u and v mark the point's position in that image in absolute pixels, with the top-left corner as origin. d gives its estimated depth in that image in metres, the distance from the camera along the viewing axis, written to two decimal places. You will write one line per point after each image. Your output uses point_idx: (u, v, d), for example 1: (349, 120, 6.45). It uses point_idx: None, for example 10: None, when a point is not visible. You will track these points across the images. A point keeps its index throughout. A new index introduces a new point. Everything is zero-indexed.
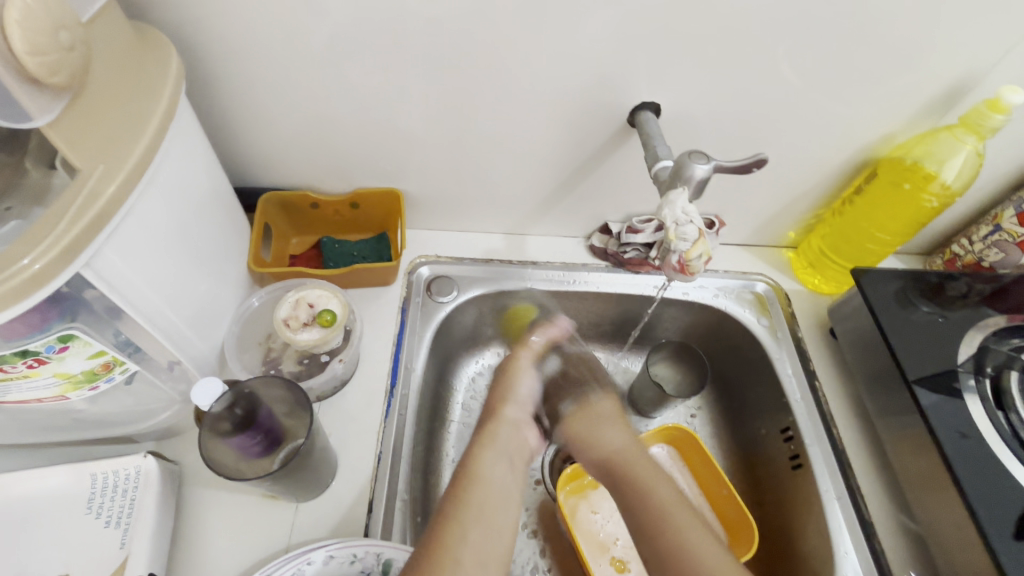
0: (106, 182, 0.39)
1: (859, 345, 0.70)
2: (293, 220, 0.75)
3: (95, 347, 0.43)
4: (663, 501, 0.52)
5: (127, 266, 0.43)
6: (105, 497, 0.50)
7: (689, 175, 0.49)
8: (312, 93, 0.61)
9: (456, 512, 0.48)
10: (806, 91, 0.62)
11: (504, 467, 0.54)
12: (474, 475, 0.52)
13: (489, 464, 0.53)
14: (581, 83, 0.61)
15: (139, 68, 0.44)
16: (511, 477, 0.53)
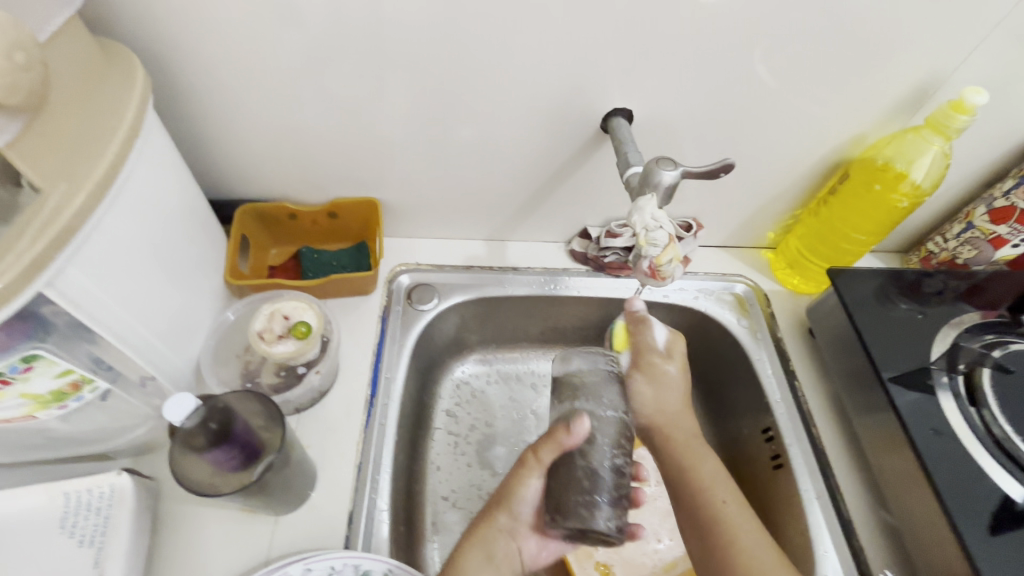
0: (68, 201, 0.39)
1: (835, 345, 0.71)
2: (271, 232, 0.75)
3: (62, 365, 0.43)
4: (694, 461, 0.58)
5: (94, 283, 0.43)
6: (78, 516, 0.50)
7: (657, 181, 0.49)
8: (285, 105, 0.61)
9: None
10: (777, 93, 0.63)
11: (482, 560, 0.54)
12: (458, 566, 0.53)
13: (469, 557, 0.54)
14: (553, 90, 0.62)
15: (102, 85, 0.44)
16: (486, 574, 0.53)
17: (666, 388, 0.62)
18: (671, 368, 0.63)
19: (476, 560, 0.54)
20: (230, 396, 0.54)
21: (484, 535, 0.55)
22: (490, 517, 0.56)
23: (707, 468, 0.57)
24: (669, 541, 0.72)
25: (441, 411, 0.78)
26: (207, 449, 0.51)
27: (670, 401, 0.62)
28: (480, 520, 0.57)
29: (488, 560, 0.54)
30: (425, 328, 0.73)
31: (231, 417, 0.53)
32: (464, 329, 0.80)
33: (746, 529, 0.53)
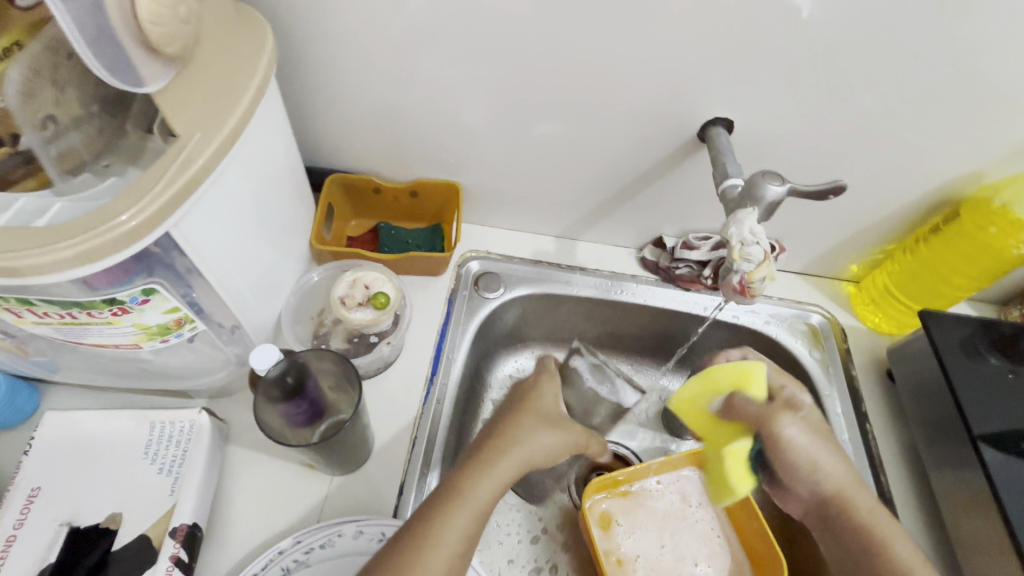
0: (200, 148, 0.41)
1: (917, 391, 0.67)
2: (354, 204, 0.77)
3: (172, 302, 0.45)
4: (888, 538, 0.52)
5: (205, 229, 0.46)
6: (160, 445, 0.53)
7: (761, 194, 0.48)
8: (387, 80, 0.63)
9: (447, 515, 0.45)
10: (894, 118, 0.59)
11: (493, 488, 0.48)
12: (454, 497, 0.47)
13: (482, 482, 0.48)
14: (652, 92, 0.60)
15: (238, 42, 0.46)
16: (495, 497, 0.48)
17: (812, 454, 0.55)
18: (793, 432, 0.56)
19: (487, 486, 0.48)
20: (316, 360, 0.55)
21: (502, 464, 0.49)
22: (513, 452, 0.50)
23: (902, 545, 0.52)
24: (706, 565, 0.72)
25: (490, 400, 0.79)
26: (282, 401, 0.53)
27: (832, 465, 0.56)
28: (481, 453, 0.50)
29: (490, 479, 0.48)
30: (489, 315, 0.74)
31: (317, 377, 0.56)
32: (524, 322, 0.80)
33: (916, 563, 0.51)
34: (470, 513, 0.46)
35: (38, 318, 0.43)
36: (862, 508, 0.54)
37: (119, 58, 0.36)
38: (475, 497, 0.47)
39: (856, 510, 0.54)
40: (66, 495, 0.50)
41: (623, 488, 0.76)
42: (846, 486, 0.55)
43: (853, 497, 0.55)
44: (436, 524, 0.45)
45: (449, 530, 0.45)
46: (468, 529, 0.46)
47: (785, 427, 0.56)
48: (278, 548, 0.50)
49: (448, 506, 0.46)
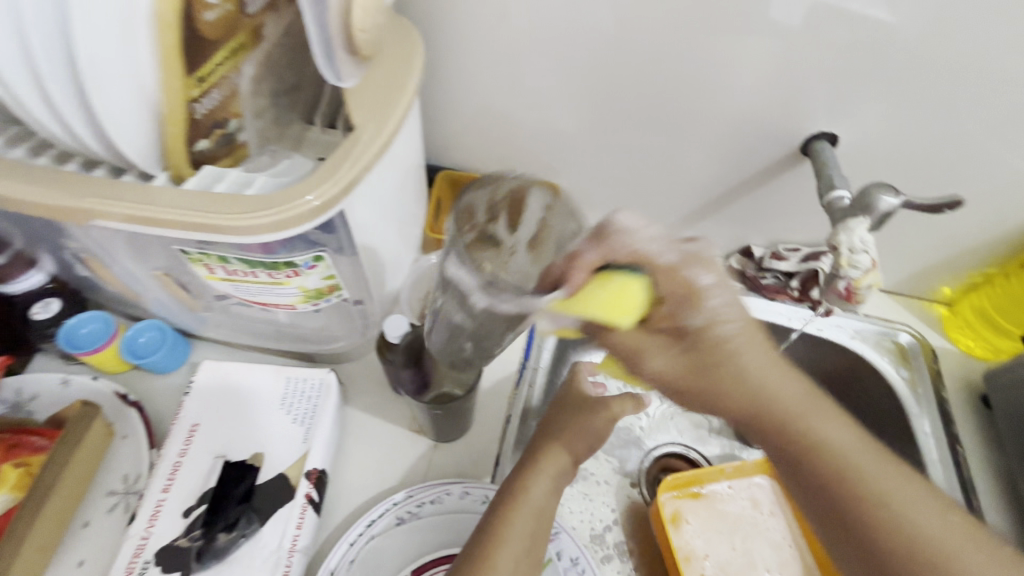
0: (371, 139, 0.48)
1: (1017, 418, 0.65)
2: (457, 199, 0.83)
3: (331, 270, 0.52)
4: (880, 481, 0.39)
5: (366, 210, 0.52)
6: (295, 397, 0.60)
7: (874, 205, 0.49)
8: (507, 87, 0.68)
9: (510, 515, 0.50)
10: (1009, 139, 0.60)
11: (546, 488, 0.53)
12: (516, 498, 0.52)
13: (536, 485, 0.53)
14: (759, 106, 0.63)
15: (400, 49, 0.53)
16: (550, 499, 0.53)
17: (732, 326, 0.41)
18: (713, 300, 0.41)
19: (541, 488, 0.53)
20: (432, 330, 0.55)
21: (549, 468, 0.55)
22: (558, 453, 0.56)
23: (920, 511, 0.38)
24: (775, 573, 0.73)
25: None
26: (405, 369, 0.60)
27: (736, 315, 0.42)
28: (534, 452, 0.56)
29: (548, 482, 0.54)
30: None
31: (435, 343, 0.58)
32: None
33: None
34: (534, 509, 0.52)
35: (226, 274, 0.51)
36: (829, 442, 0.40)
37: (331, 59, 0.43)
38: (535, 497, 0.52)
39: (828, 447, 0.40)
40: (219, 431, 0.58)
41: (693, 489, 0.77)
42: (808, 411, 0.41)
43: (809, 415, 0.41)
44: (501, 525, 0.50)
45: (518, 529, 0.50)
46: (531, 528, 0.50)
47: (709, 301, 0.41)
48: (393, 499, 0.55)
49: (512, 509, 0.51)
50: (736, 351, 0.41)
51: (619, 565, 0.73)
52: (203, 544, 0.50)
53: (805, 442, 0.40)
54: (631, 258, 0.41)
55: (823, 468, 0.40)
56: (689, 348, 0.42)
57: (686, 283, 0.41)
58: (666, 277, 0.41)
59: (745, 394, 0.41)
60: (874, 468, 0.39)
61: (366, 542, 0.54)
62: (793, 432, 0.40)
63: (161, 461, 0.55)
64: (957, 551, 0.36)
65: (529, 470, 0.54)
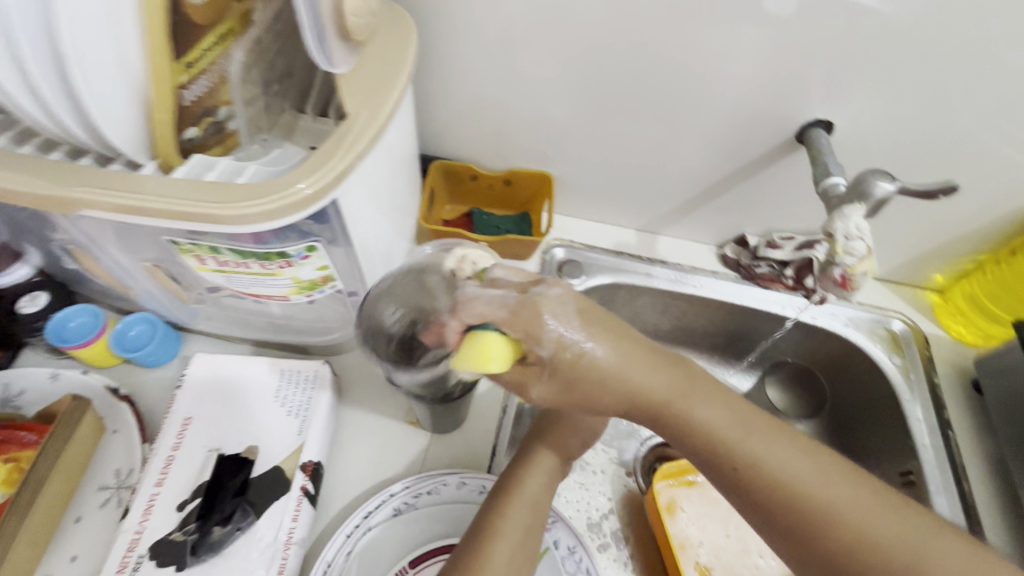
0: (363, 127, 0.47)
1: (1007, 404, 0.66)
2: (452, 189, 0.82)
3: (325, 260, 0.51)
4: (775, 459, 0.40)
5: (361, 197, 0.51)
6: (290, 390, 0.60)
7: (869, 192, 0.49)
8: (502, 74, 0.67)
9: (506, 509, 0.51)
10: (1003, 126, 0.60)
11: (542, 482, 0.54)
12: (514, 493, 0.52)
13: (531, 480, 0.54)
14: (754, 94, 0.63)
15: (393, 36, 0.52)
16: (545, 493, 0.54)
17: (596, 348, 0.41)
18: (565, 322, 0.41)
19: (536, 482, 0.54)
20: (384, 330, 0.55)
21: (544, 464, 0.56)
22: (552, 450, 0.57)
23: (804, 466, 0.39)
24: (769, 559, 0.74)
25: None
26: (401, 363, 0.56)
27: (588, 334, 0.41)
28: (527, 450, 0.57)
29: (544, 477, 0.54)
30: None
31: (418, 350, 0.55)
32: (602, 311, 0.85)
33: (880, 524, 0.37)
34: (530, 503, 0.52)
35: (218, 265, 0.50)
36: (723, 430, 0.41)
37: (324, 46, 0.42)
38: (530, 492, 0.53)
39: (723, 434, 0.41)
40: (213, 424, 0.57)
41: (688, 477, 0.78)
42: (682, 398, 0.42)
43: (690, 404, 0.42)
44: (498, 517, 0.50)
45: (513, 522, 0.50)
46: (527, 521, 0.50)
47: (553, 328, 0.40)
48: (389, 491, 0.55)
49: (508, 503, 0.51)
50: (598, 362, 0.41)
51: (616, 553, 0.74)
52: (198, 537, 0.50)
53: (700, 437, 0.41)
54: (479, 318, 0.41)
55: (720, 457, 0.41)
56: (558, 375, 0.42)
57: (536, 319, 0.40)
58: (511, 315, 0.40)
59: (620, 391, 0.42)
60: (743, 439, 0.40)
61: (363, 534, 0.53)
62: (687, 431, 0.41)
63: (154, 456, 0.54)
64: (844, 505, 0.38)
65: (523, 466, 0.55)
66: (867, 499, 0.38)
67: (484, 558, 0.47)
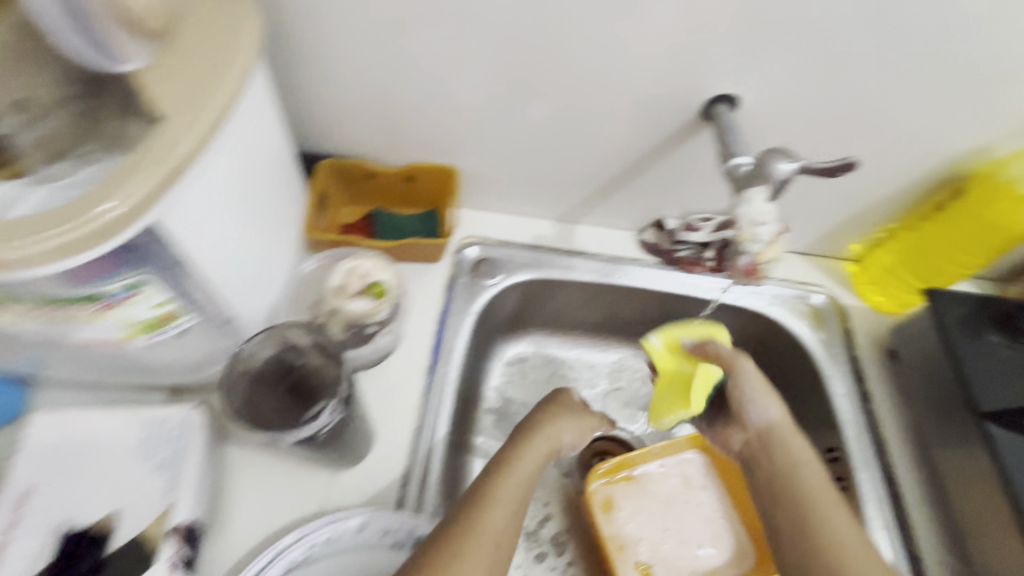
0: (180, 136, 0.39)
1: (922, 372, 0.67)
2: (347, 190, 0.74)
3: (162, 295, 0.44)
4: (826, 508, 0.51)
5: (200, 215, 0.44)
6: (153, 444, 0.51)
7: (768, 172, 0.46)
8: (380, 60, 0.60)
9: (501, 479, 0.51)
10: (903, 92, 0.58)
11: (538, 459, 0.55)
12: (511, 465, 0.53)
13: (528, 456, 0.55)
14: (655, 69, 0.58)
15: (219, 20, 0.43)
16: (538, 469, 0.55)
17: (750, 371, 0.59)
18: (739, 364, 0.59)
19: (533, 459, 0.55)
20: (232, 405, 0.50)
21: (540, 444, 0.57)
22: (542, 441, 0.57)
23: (814, 483, 0.52)
24: (709, 548, 0.72)
25: (490, 388, 0.79)
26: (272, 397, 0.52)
27: (762, 396, 0.58)
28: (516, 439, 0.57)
29: (540, 454, 0.56)
30: (488, 303, 0.73)
31: (299, 410, 0.51)
32: (524, 308, 0.79)
33: None
34: (526, 474, 0.53)
35: (25, 312, 0.42)
36: (822, 503, 0.51)
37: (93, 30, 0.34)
38: (525, 468, 0.54)
39: (817, 496, 0.52)
40: (59, 496, 0.48)
41: (624, 473, 0.75)
42: (782, 428, 0.57)
43: (784, 439, 0.56)
44: (494, 485, 0.51)
45: (506, 491, 0.51)
46: (521, 493, 0.51)
47: (716, 349, 0.60)
48: (279, 545, 0.49)
49: (506, 472, 0.52)
50: (729, 376, 0.59)
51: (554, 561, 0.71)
52: None
53: (794, 478, 0.53)
54: None
55: (791, 495, 0.52)
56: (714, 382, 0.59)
57: (714, 354, 0.60)
58: (702, 348, 0.61)
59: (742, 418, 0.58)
60: (816, 485, 0.52)
61: None
62: (794, 475, 0.53)
63: None
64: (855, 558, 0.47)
65: (520, 442, 0.56)
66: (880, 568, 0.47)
67: (478, 521, 0.47)
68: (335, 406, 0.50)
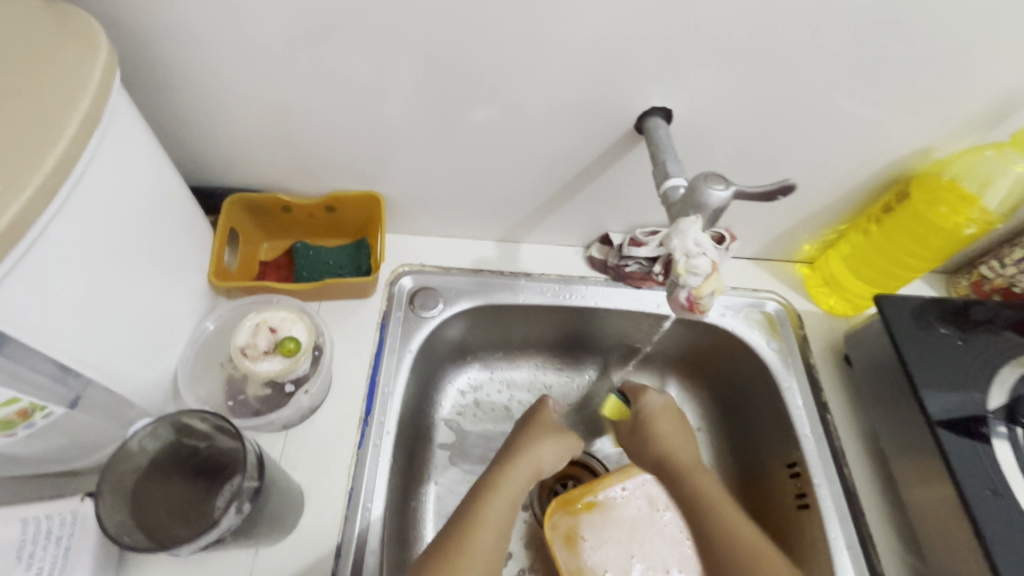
0: (10, 199, 0.35)
1: (875, 378, 0.65)
2: (264, 225, 0.68)
3: (8, 393, 0.39)
4: (734, 522, 0.59)
5: (43, 294, 0.39)
6: (36, 545, 0.45)
7: (703, 201, 0.42)
8: (278, 87, 0.54)
9: (485, 505, 0.53)
10: (837, 96, 0.55)
11: (523, 481, 0.57)
12: (495, 488, 0.55)
13: (513, 474, 0.56)
14: (580, 83, 0.54)
15: (59, 66, 0.40)
16: (524, 491, 0.57)
17: (668, 433, 0.68)
18: (656, 414, 0.70)
19: (518, 478, 0.57)
20: (105, 504, 0.43)
21: (523, 465, 0.58)
22: (525, 464, 0.58)
23: (745, 529, 0.59)
24: (677, 572, 0.67)
25: (442, 421, 0.73)
26: (167, 492, 0.48)
27: (677, 441, 0.67)
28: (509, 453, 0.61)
29: (525, 475, 0.58)
30: (427, 337, 0.67)
31: (209, 500, 0.48)
32: (470, 336, 0.74)
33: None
34: (510, 499, 0.55)
35: None
36: (728, 523, 0.60)
37: None
38: (510, 489, 0.56)
39: (721, 508, 0.61)
40: None
41: (587, 500, 0.70)
42: (693, 463, 0.65)
43: (689, 462, 0.66)
44: (478, 510, 0.53)
45: (489, 518, 0.52)
46: (505, 515, 0.54)
47: (647, 406, 0.71)
48: None
49: (492, 495, 0.54)
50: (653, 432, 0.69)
51: None
52: None
53: (709, 505, 0.61)
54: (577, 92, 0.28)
55: (716, 519, 0.60)
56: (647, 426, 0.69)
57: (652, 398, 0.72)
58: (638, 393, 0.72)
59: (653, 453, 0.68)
60: (730, 520, 0.60)
61: None
62: (703, 497, 0.62)
63: None
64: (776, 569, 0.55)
65: (505, 464, 0.58)
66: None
67: (461, 550, 0.50)
68: (243, 500, 0.45)
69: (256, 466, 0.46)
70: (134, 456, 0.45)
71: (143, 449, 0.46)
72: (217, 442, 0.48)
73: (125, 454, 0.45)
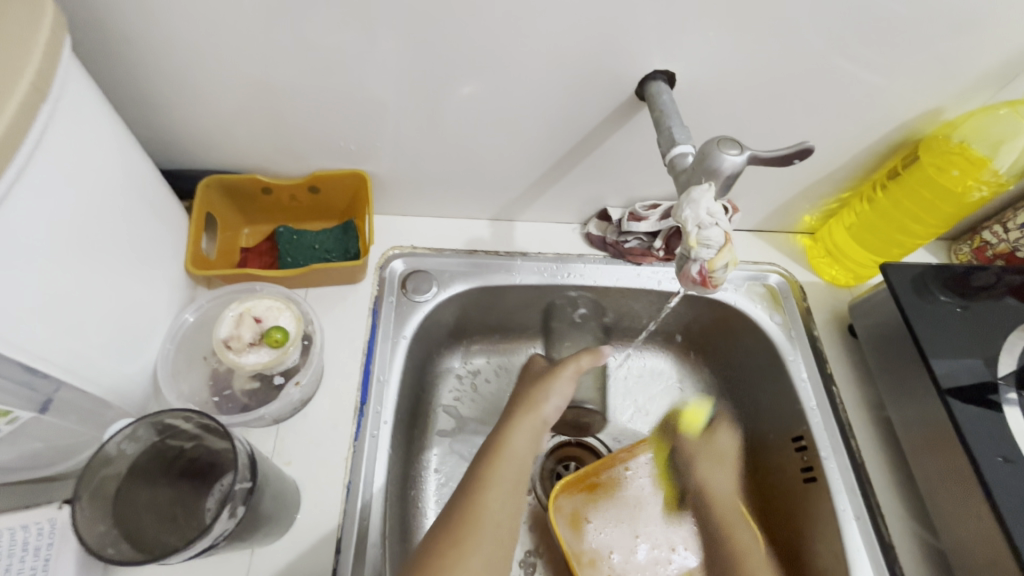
0: None
1: (880, 348, 0.64)
2: (243, 210, 0.65)
3: None
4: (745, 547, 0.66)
5: None
6: (13, 555, 0.43)
7: (716, 167, 0.40)
8: (249, 59, 0.49)
9: (495, 463, 0.50)
10: (847, 58, 0.52)
11: (526, 435, 0.54)
12: (504, 448, 0.52)
13: (517, 434, 0.54)
14: (578, 47, 0.50)
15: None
16: (530, 442, 0.54)
17: (720, 482, 0.70)
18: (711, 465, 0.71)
19: (521, 436, 0.54)
20: (83, 512, 0.40)
21: (528, 412, 0.57)
22: (529, 414, 0.57)
23: (744, 534, 0.67)
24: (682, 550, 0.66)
25: (440, 407, 0.71)
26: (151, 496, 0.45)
27: (723, 487, 0.70)
28: (509, 411, 0.58)
29: (532, 421, 0.56)
30: (422, 322, 0.64)
31: (199, 502, 0.46)
32: (466, 319, 0.71)
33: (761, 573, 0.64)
34: (522, 452, 0.52)
35: None
36: (747, 547, 0.67)
37: None
38: (518, 444, 0.53)
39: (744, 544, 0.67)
40: None
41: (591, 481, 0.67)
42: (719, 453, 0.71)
43: (730, 512, 0.68)
44: (487, 467, 0.50)
45: (506, 467, 0.49)
46: (517, 472, 0.50)
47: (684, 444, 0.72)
48: None
49: (497, 459, 0.51)
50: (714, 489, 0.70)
51: None
52: None
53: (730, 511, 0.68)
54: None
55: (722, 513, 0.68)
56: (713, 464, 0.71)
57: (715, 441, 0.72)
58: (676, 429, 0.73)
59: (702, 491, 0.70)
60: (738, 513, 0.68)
61: None
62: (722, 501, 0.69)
63: None
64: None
65: (519, 412, 0.57)
66: (753, 542, 0.66)
67: (473, 510, 0.45)
68: (237, 502, 0.42)
69: (251, 466, 0.44)
70: (109, 460, 0.42)
71: (121, 452, 0.43)
72: (204, 442, 0.45)
73: (100, 457, 0.41)
